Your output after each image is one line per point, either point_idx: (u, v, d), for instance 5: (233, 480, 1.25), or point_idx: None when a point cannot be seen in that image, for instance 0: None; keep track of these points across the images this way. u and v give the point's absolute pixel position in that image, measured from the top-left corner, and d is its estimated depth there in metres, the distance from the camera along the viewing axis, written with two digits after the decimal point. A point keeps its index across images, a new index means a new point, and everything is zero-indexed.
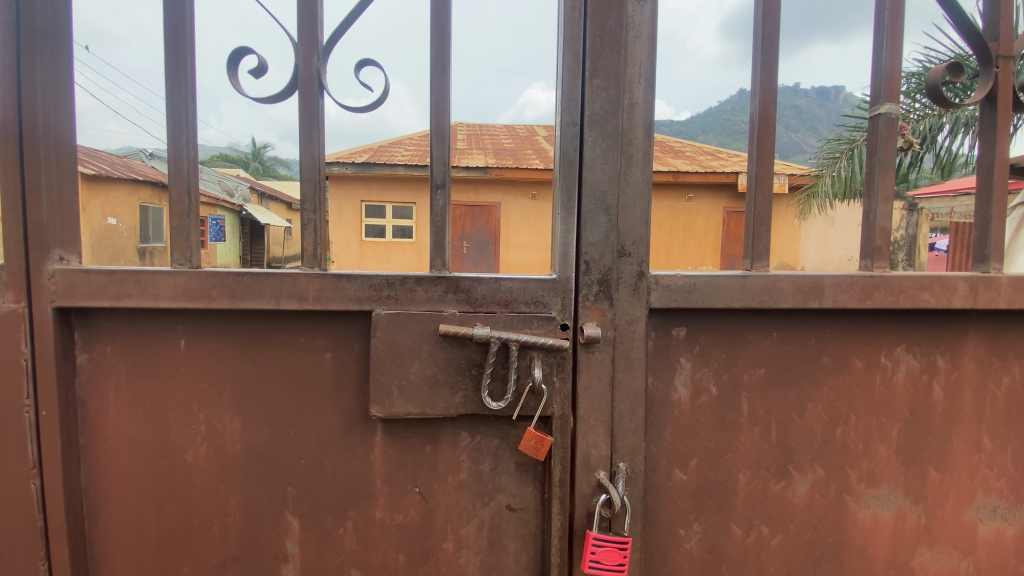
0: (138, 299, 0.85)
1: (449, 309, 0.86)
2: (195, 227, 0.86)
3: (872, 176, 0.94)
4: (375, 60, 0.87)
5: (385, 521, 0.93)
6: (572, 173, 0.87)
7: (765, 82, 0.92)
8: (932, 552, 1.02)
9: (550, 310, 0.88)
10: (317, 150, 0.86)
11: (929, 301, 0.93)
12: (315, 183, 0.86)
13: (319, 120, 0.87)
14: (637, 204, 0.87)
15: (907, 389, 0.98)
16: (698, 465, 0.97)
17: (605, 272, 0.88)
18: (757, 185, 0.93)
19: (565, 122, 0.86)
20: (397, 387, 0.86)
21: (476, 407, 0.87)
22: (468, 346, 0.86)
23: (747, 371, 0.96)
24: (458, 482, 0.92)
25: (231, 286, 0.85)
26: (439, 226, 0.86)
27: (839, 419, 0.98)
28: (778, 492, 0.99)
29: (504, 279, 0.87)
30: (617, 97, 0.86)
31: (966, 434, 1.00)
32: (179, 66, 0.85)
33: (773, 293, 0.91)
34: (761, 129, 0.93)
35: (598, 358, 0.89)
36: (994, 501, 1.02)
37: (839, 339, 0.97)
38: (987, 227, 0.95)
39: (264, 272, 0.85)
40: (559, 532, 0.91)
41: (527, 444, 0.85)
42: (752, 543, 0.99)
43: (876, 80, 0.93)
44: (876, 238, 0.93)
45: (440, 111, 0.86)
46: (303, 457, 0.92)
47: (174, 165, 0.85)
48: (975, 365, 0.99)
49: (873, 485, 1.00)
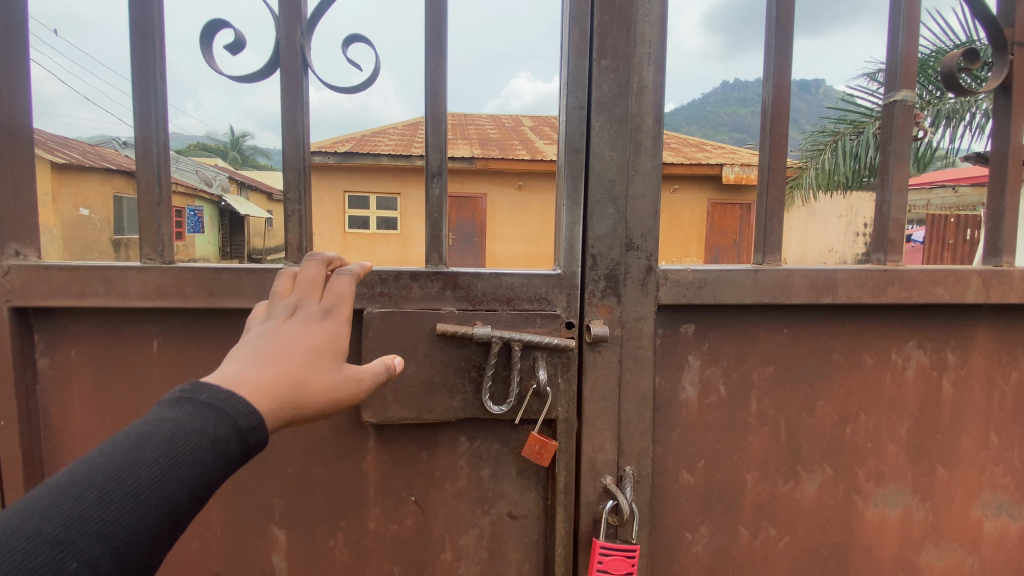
0: (104, 298, 0.78)
1: (446, 307, 0.81)
2: (168, 218, 0.79)
3: (886, 166, 0.91)
4: (363, 36, 0.80)
5: (378, 532, 0.87)
6: (578, 161, 0.81)
7: (779, 66, 0.87)
8: (939, 550, 1.00)
9: (554, 307, 0.83)
10: (302, 135, 0.79)
11: (942, 296, 0.90)
12: (299, 171, 0.79)
13: (304, 102, 0.80)
14: (647, 193, 0.82)
15: (917, 385, 0.96)
16: (706, 467, 0.93)
17: (612, 267, 0.83)
18: (769, 174, 0.89)
19: (571, 106, 0.80)
20: (391, 391, 0.80)
21: (476, 410, 0.81)
22: (468, 347, 0.80)
23: (757, 370, 0.93)
24: (457, 490, 0.87)
25: (208, 283, 0.78)
26: (435, 217, 0.80)
27: (849, 417, 0.96)
28: (786, 493, 0.96)
29: (505, 275, 0.82)
30: (625, 80, 0.81)
31: (973, 431, 0.98)
32: (146, 41, 0.77)
33: (786, 287, 0.87)
34: (775, 116, 0.88)
35: (605, 357, 0.84)
36: (1000, 498, 1.00)
37: (850, 336, 0.94)
38: (999, 220, 0.91)
39: (243, 267, 0.79)
40: (564, 541, 0.86)
41: (530, 449, 0.80)
42: (759, 545, 0.96)
43: (891, 66, 0.89)
44: (889, 231, 0.90)
45: (436, 93, 0.79)
46: (290, 466, 0.85)
47: (142, 151, 0.77)
48: (984, 360, 0.96)
49: (881, 484, 0.98)
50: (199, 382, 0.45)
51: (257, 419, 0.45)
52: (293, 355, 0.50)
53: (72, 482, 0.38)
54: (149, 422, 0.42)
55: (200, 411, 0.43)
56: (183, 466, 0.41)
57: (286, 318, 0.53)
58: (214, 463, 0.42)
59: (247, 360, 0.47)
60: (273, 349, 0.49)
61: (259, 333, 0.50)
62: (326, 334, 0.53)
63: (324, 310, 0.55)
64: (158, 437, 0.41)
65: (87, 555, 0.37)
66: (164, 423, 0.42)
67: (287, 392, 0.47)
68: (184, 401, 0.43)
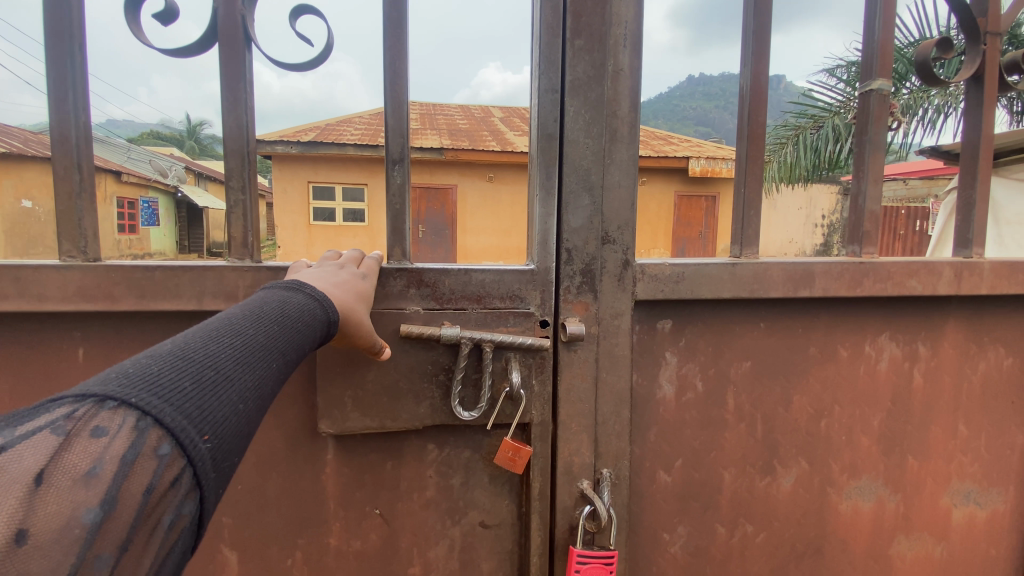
0: (14, 301, 0.68)
1: (411, 306, 0.75)
2: (91, 210, 0.70)
3: (862, 157, 0.89)
4: (314, 7, 0.72)
5: (340, 548, 0.81)
6: (552, 148, 0.76)
7: (758, 51, 0.84)
8: (909, 540, 1.01)
9: (528, 305, 0.78)
10: (245, 117, 0.71)
11: (915, 288, 0.90)
12: (243, 158, 0.72)
13: (247, 80, 0.72)
14: (623, 183, 0.78)
15: (889, 377, 0.96)
16: (683, 466, 0.91)
17: (588, 262, 0.78)
18: (747, 164, 0.85)
19: (544, 88, 0.75)
20: (351, 398, 0.74)
21: (445, 416, 0.76)
22: (435, 349, 0.75)
23: (734, 365, 0.90)
24: (425, 501, 0.82)
25: (140, 283, 0.70)
26: (397, 208, 0.74)
27: (824, 411, 0.95)
28: (763, 489, 0.95)
29: (474, 271, 0.76)
30: (601, 61, 0.76)
31: (943, 421, 0.99)
32: (60, 5, 0.67)
33: (763, 281, 0.85)
34: (753, 103, 0.85)
35: (581, 357, 0.80)
36: (967, 487, 1.02)
37: (825, 329, 0.92)
38: (970, 212, 0.91)
39: (180, 265, 0.71)
40: (539, 550, 0.82)
41: (503, 456, 0.75)
42: (736, 542, 0.95)
43: (867, 54, 0.87)
44: (864, 223, 0.89)
45: (396, 72, 0.73)
46: (240, 482, 0.78)
47: (59, 133, 0.68)
48: (953, 351, 0.97)
49: (854, 477, 0.97)
50: (297, 283, 0.59)
51: (338, 319, 0.60)
52: (350, 289, 0.63)
53: (243, 319, 0.49)
54: (275, 298, 0.55)
55: (309, 297, 0.57)
56: (311, 322, 0.55)
57: (337, 267, 0.66)
58: (320, 332, 0.56)
59: (319, 283, 0.61)
60: (334, 282, 0.62)
61: (319, 272, 0.63)
62: (368, 289, 0.67)
63: (363, 272, 0.68)
64: (288, 303, 0.55)
65: (275, 360, 0.49)
66: (286, 298, 0.55)
67: (349, 308, 0.61)
68: (293, 291, 0.57)
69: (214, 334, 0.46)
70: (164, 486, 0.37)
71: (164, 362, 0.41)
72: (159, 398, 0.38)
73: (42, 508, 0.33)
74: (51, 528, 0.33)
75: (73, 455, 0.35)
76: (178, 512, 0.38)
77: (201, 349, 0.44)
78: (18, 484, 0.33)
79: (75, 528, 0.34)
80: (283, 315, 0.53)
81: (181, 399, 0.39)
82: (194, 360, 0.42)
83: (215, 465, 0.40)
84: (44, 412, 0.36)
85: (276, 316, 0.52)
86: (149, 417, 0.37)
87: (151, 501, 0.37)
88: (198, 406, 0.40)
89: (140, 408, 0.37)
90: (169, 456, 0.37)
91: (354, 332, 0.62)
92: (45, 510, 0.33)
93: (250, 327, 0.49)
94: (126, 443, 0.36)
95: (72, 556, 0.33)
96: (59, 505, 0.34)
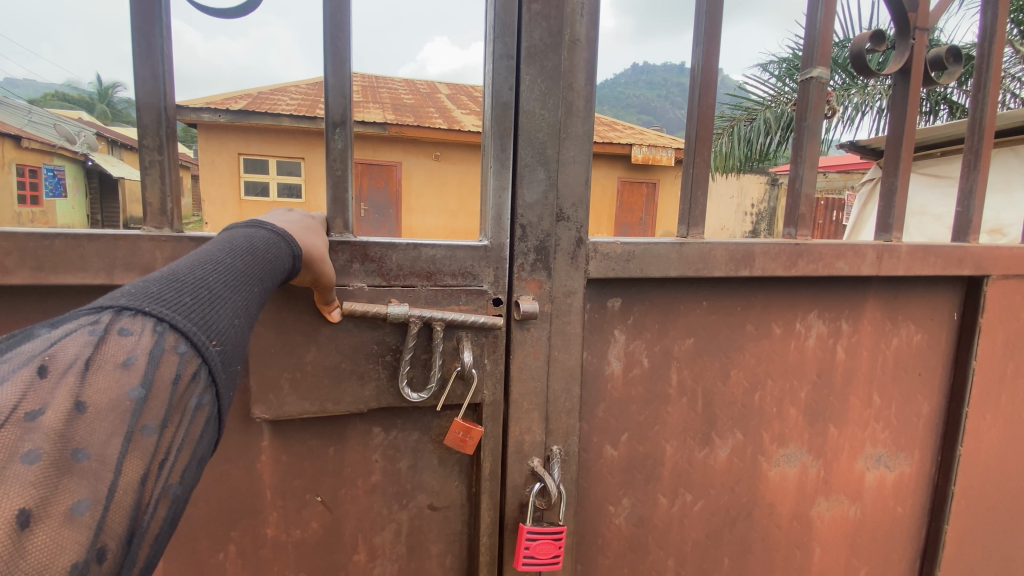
0: None
1: (355, 283, 0.70)
2: None
3: (800, 141, 0.93)
4: None
5: (278, 539, 0.76)
6: (506, 118, 0.73)
7: (709, 32, 0.85)
8: (828, 501, 1.10)
9: (480, 282, 0.75)
10: (162, 66, 0.63)
11: (842, 269, 0.96)
12: (160, 113, 0.63)
13: (164, 24, 0.63)
14: (578, 158, 0.77)
15: (816, 353, 1.02)
16: (628, 440, 0.93)
17: (543, 238, 0.77)
18: (696, 145, 0.86)
19: (499, 54, 0.72)
20: (288, 381, 0.69)
21: (392, 399, 0.72)
22: (381, 328, 0.71)
23: (678, 342, 0.93)
24: (370, 486, 0.78)
25: (36, 253, 0.61)
26: (338, 175, 0.69)
27: (758, 384, 1.00)
28: (701, 460, 0.99)
29: (424, 246, 0.73)
30: (558, 30, 0.73)
31: (860, 392, 1.07)
32: None
33: (707, 261, 0.87)
34: (703, 84, 0.86)
35: (533, 335, 0.79)
36: (878, 451, 1.12)
37: (761, 307, 0.97)
38: (891, 198, 0.98)
39: (85, 233, 0.62)
40: (489, 530, 0.81)
41: (453, 436, 0.73)
42: (676, 511, 0.99)
43: (809, 42, 0.90)
44: (800, 206, 0.93)
45: (337, 25, 0.67)
46: None
47: None
48: (871, 328, 1.05)
49: (783, 445, 1.04)
50: (258, 221, 0.57)
51: (302, 256, 0.58)
52: (306, 228, 0.62)
53: (219, 250, 0.48)
54: (239, 233, 0.53)
55: (272, 233, 0.55)
56: (279, 255, 0.54)
57: (287, 212, 0.64)
58: (288, 266, 0.56)
59: (275, 221, 0.59)
60: (288, 220, 0.60)
61: (269, 215, 0.61)
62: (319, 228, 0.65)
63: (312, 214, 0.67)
64: (255, 238, 0.53)
65: (255, 287, 0.49)
66: (253, 233, 0.54)
67: (309, 244, 0.60)
68: (256, 229, 0.55)
69: (198, 259, 0.46)
70: (188, 378, 0.40)
71: (161, 282, 0.42)
72: (169, 309, 0.40)
73: (93, 385, 0.36)
74: (105, 400, 0.36)
75: (109, 349, 0.37)
76: (200, 401, 0.41)
77: (191, 271, 0.44)
78: (72, 369, 0.36)
79: (124, 401, 0.37)
80: (253, 248, 0.51)
81: (187, 310, 0.41)
82: (189, 280, 0.43)
83: (224, 366, 0.43)
84: (72, 319, 0.38)
85: (249, 248, 0.51)
86: (165, 323, 0.39)
87: (178, 389, 0.40)
88: (204, 318, 0.42)
89: (156, 315, 0.39)
90: (188, 354, 0.40)
91: (317, 269, 0.61)
92: (98, 386, 0.36)
93: (228, 256, 0.48)
94: (151, 342, 0.38)
95: (125, 422, 0.37)
96: (107, 384, 0.37)
